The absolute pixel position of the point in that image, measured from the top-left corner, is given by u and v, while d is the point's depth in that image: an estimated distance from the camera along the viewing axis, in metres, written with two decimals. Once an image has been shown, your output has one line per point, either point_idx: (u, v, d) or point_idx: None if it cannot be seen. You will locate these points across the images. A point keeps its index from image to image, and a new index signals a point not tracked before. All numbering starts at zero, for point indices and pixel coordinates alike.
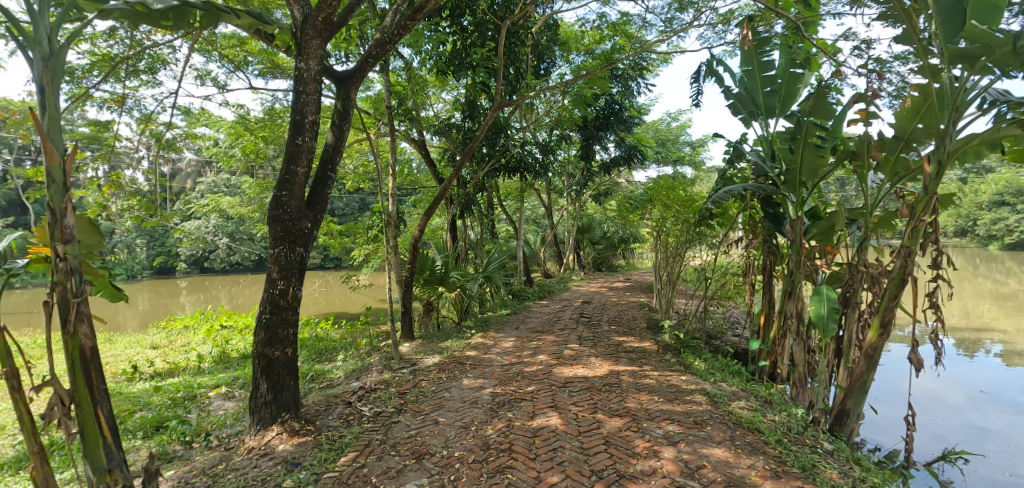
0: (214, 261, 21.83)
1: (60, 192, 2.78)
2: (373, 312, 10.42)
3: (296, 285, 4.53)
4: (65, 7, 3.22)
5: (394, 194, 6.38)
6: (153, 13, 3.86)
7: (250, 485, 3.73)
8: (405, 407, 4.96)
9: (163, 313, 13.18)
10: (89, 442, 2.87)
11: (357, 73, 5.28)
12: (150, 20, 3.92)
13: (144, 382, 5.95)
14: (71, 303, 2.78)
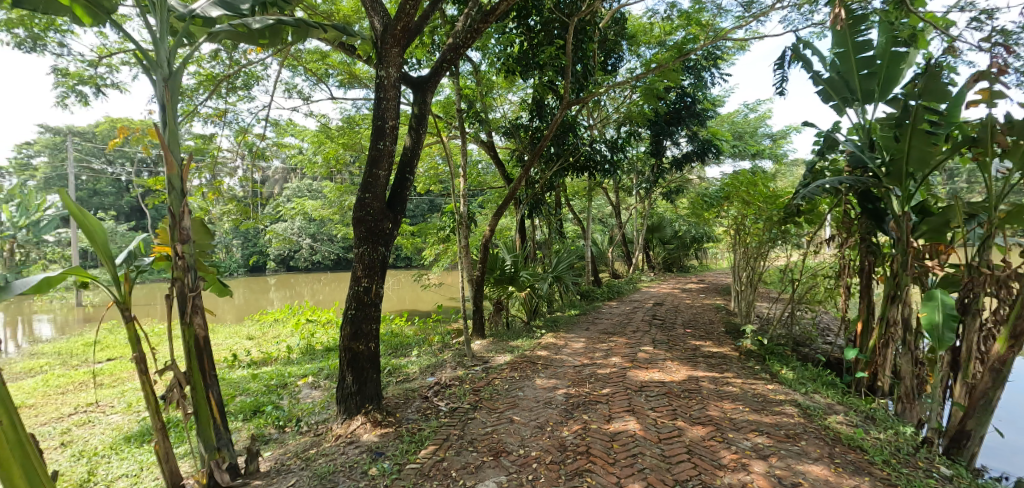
0: (296, 260, 23.31)
1: (178, 199, 3.28)
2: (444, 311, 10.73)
3: (379, 282, 4.81)
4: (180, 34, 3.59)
5: (465, 195, 6.54)
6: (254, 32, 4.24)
7: (339, 471, 3.96)
8: (480, 404, 5.10)
9: (255, 307, 14.28)
10: (202, 420, 3.49)
11: (433, 78, 5.48)
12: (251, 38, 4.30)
13: (242, 369, 6.47)
14: (189, 298, 3.31)
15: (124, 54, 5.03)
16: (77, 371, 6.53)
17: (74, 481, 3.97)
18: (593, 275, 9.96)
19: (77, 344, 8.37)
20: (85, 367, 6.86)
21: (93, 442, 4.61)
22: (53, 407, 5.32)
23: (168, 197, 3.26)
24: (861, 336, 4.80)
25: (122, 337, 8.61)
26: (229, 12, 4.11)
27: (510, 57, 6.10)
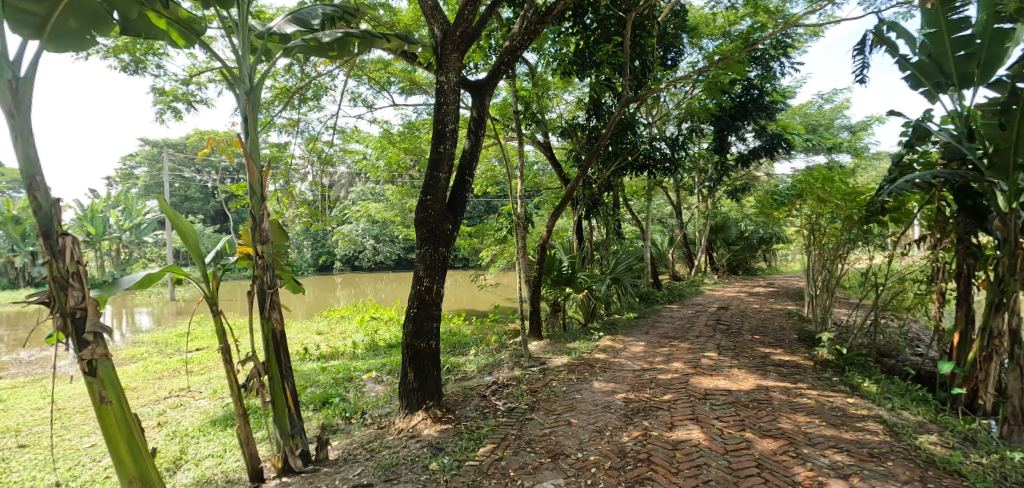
0: (361, 260, 24.34)
1: (259, 202, 3.59)
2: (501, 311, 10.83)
3: (439, 281, 4.97)
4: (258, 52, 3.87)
5: (522, 196, 6.58)
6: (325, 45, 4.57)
7: (401, 463, 4.08)
8: (537, 405, 5.12)
9: (323, 304, 15.07)
10: (279, 408, 3.76)
11: (491, 80, 5.56)
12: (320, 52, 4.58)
13: (312, 362, 6.86)
14: (268, 294, 3.61)
15: (210, 71, 5.47)
16: (171, 359, 7.19)
17: (167, 459, 4.40)
18: (653, 277, 9.71)
19: (170, 334, 9.20)
20: (178, 355, 7.54)
21: (184, 424, 5.07)
22: (151, 390, 5.89)
23: (250, 202, 3.58)
24: (959, 348, 4.40)
25: (208, 329, 9.38)
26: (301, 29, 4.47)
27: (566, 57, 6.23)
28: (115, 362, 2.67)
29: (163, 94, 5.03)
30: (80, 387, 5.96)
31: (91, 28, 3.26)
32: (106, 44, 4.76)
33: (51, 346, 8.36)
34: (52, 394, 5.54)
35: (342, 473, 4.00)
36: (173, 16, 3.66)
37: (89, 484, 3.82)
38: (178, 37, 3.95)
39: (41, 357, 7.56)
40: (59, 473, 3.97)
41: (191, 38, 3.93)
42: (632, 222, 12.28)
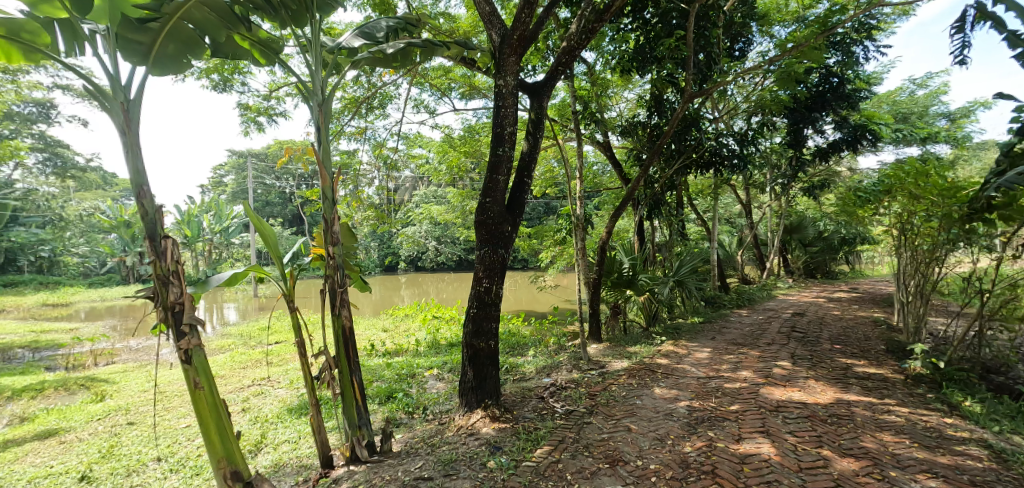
0: (425, 261, 25.24)
1: (330, 206, 3.82)
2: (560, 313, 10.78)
3: (499, 283, 5.03)
4: (330, 68, 4.14)
5: (581, 197, 6.51)
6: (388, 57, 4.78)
7: (461, 459, 4.19)
8: (596, 409, 5.04)
9: (389, 303, 15.76)
10: (347, 400, 4.00)
11: (549, 81, 5.55)
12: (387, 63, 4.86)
13: (378, 357, 7.21)
14: (338, 292, 3.83)
15: (288, 86, 5.92)
16: (253, 351, 7.84)
17: (250, 442, 4.82)
18: (720, 280, 9.24)
19: (254, 328, 10.03)
20: (260, 348, 8.20)
21: (264, 411, 5.52)
22: (237, 379, 6.46)
23: (322, 205, 3.82)
24: None
25: (286, 324, 10.12)
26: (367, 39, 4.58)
27: (626, 54, 6.12)
28: (207, 352, 2.95)
29: (248, 109, 5.51)
30: (178, 374, 6.65)
31: (188, 53, 3.71)
32: (200, 66, 5.29)
33: (157, 336, 9.38)
34: (156, 379, 6.23)
35: (404, 465, 4.15)
36: (254, 38, 3.95)
37: (184, 461, 4.27)
38: (259, 56, 4.28)
39: (146, 346, 8.52)
40: (159, 450, 4.47)
41: (270, 57, 4.25)
42: (697, 223, 11.73)
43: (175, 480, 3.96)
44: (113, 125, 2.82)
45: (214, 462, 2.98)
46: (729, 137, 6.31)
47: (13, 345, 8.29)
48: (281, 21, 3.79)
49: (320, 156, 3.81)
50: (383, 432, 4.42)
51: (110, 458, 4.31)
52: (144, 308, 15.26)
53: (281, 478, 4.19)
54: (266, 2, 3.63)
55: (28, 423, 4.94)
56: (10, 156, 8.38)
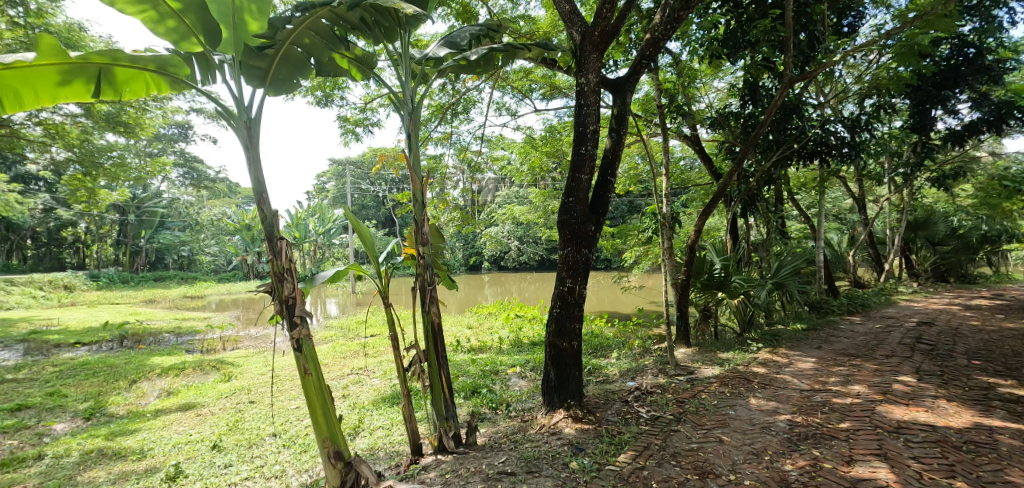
0: (507, 260, 25.92)
1: (420, 209, 4.01)
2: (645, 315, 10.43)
3: (582, 283, 5.00)
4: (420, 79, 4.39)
5: (668, 194, 6.24)
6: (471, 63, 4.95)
7: (542, 458, 4.10)
8: (683, 416, 4.77)
9: (473, 301, 16.37)
10: (436, 393, 4.16)
11: (633, 76, 5.35)
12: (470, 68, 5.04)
13: (463, 353, 7.51)
14: (428, 291, 4.00)
15: (381, 98, 6.35)
16: (351, 343, 8.56)
17: (349, 426, 5.25)
18: (827, 283, 8.35)
19: (353, 322, 10.94)
20: (357, 340, 8.93)
21: (361, 398, 6.00)
22: (339, 368, 7.09)
23: (414, 208, 4.03)
24: None
25: (381, 319, 10.92)
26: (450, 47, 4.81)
27: (715, 39, 5.73)
28: (315, 342, 3.28)
29: (346, 121, 6.01)
30: (290, 360, 7.45)
31: (297, 75, 4.12)
32: (306, 85, 5.88)
33: (274, 326, 10.60)
34: (272, 364, 7.05)
35: (488, 459, 4.16)
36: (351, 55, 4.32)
37: (295, 438, 4.78)
38: (354, 70, 4.65)
39: (265, 335, 9.65)
40: (274, 427, 5.05)
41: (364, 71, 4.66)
42: (800, 220, 10.70)
43: (286, 454, 4.45)
44: (238, 139, 3.11)
45: (319, 441, 3.33)
46: (838, 124, 5.68)
47: (164, 330, 9.84)
48: (376, 39, 3.98)
49: (411, 163, 4.02)
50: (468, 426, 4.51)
51: (235, 431, 4.95)
52: (264, 300, 17.21)
53: (374, 462, 4.51)
54: (360, 21, 3.84)
55: (175, 397, 5.83)
56: (159, 171, 9.95)
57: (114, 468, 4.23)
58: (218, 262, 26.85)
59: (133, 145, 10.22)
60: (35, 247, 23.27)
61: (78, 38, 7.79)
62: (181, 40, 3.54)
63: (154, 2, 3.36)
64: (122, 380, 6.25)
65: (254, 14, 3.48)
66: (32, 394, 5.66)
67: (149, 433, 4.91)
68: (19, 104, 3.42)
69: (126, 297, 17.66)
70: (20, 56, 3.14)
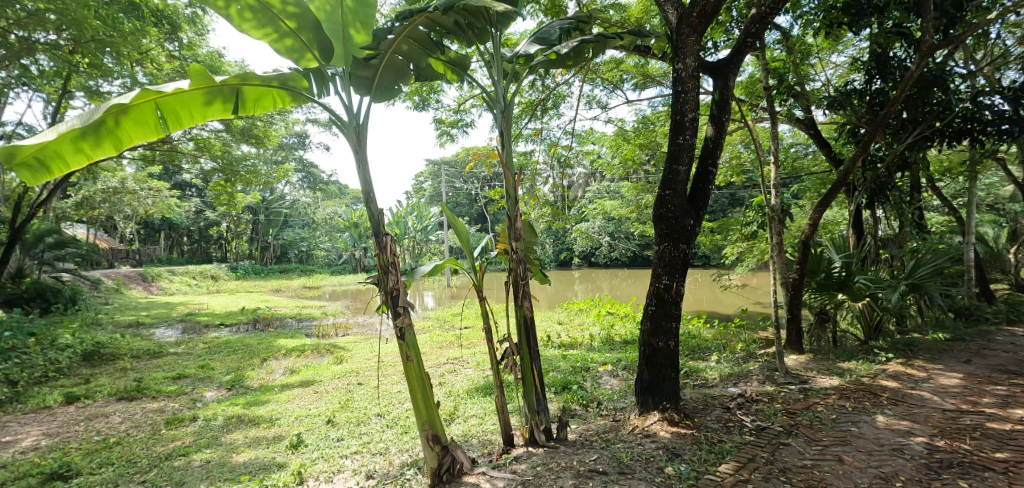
0: (599, 256, 25.79)
1: (513, 205, 3.93)
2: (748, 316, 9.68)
3: (680, 280, 4.61)
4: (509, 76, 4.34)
5: (778, 185, 5.67)
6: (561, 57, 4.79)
7: (636, 460, 3.88)
8: (796, 429, 4.27)
9: (563, 296, 16.48)
10: (528, 387, 4.08)
11: (734, 59, 4.88)
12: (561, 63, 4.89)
13: (554, 348, 7.54)
14: (520, 285, 3.94)
15: (473, 98, 6.57)
16: (447, 333, 9.05)
17: (446, 413, 5.50)
18: (979, 285, 7.04)
19: (448, 314, 11.58)
20: (453, 331, 9.43)
21: (456, 387, 6.29)
22: (436, 357, 7.52)
23: (506, 203, 3.98)
24: None
25: (474, 311, 11.43)
26: (541, 45, 4.55)
27: (834, 6, 4.93)
28: (416, 331, 3.48)
29: (442, 123, 6.33)
30: (393, 347, 8.08)
31: (398, 82, 4.20)
32: (404, 92, 6.29)
33: (380, 315, 11.56)
34: (377, 350, 7.72)
35: (579, 456, 3.99)
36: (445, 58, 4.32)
37: (397, 419, 5.16)
38: (449, 72, 4.70)
39: (371, 323, 10.56)
40: (379, 407, 5.51)
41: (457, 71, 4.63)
42: (941, 212, 9.21)
43: (390, 433, 4.82)
44: (348, 145, 3.29)
45: (420, 425, 3.57)
46: (995, 95, 4.80)
47: (287, 315, 11.26)
48: (468, 41, 4.00)
49: (504, 158, 3.96)
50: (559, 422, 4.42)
51: (346, 409, 5.47)
52: (370, 292, 18.80)
53: (469, 448, 4.61)
54: (454, 24, 3.86)
55: (298, 375, 6.60)
56: (283, 176, 11.36)
57: (250, 433, 4.91)
58: (331, 257, 29.87)
59: (263, 154, 11.79)
60: (191, 243, 27.33)
61: (218, 65, 9.19)
62: (298, 57, 3.86)
63: (275, 23, 3.70)
64: (256, 358, 7.23)
65: (359, 26, 3.83)
66: (188, 366, 6.77)
67: (277, 405, 5.62)
68: (178, 123, 3.72)
69: (258, 287, 20.31)
70: (177, 84, 3.35)
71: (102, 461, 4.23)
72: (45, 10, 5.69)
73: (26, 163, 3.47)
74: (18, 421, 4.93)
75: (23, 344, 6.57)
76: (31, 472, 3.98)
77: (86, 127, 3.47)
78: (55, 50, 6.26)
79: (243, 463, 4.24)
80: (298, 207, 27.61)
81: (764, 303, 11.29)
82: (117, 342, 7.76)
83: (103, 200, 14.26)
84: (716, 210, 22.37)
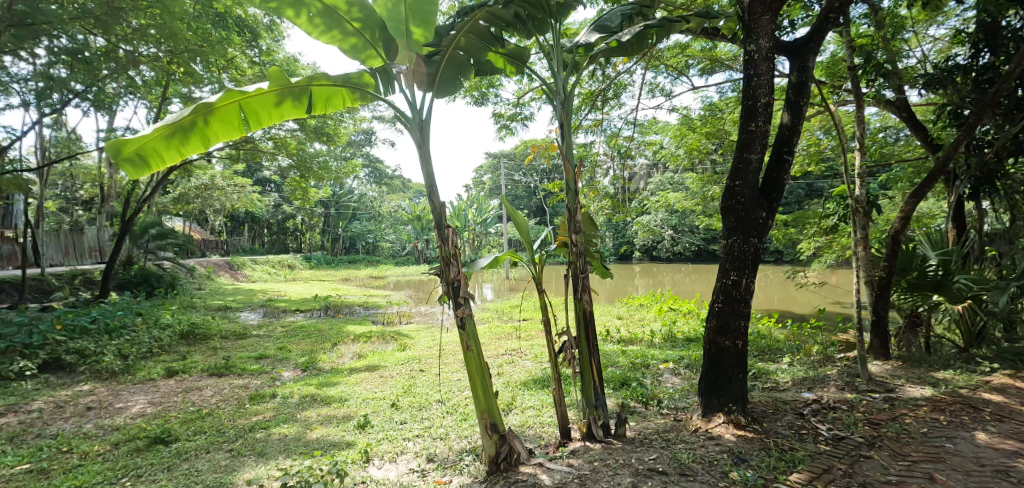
0: (661, 250, 25.20)
1: (573, 197, 3.69)
2: (826, 317, 9.01)
3: (750, 276, 4.13)
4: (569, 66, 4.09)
5: (864, 174, 5.11)
6: (623, 45, 4.55)
7: (698, 462, 3.59)
8: (878, 441, 3.82)
9: (623, 291, 16.24)
10: (586, 381, 3.88)
11: (814, 37, 4.34)
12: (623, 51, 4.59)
13: (612, 344, 7.43)
14: (580, 278, 3.71)
15: (532, 92, 6.57)
16: (506, 325, 9.23)
17: (504, 403, 5.51)
18: None
19: (507, 305, 11.79)
20: (511, 322, 9.59)
21: (514, 378, 6.37)
22: (495, 347, 7.67)
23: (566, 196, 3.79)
24: None
25: (532, 304, 11.55)
26: (602, 33, 4.21)
27: None
28: (476, 321, 3.42)
29: (501, 117, 6.38)
30: (453, 337, 8.37)
31: (458, 77, 4.01)
32: (465, 87, 6.44)
33: (441, 304, 11.96)
34: (438, 339, 8.02)
35: (638, 453, 3.76)
36: (503, 51, 4.16)
37: (456, 407, 5.31)
38: (510, 67, 4.52)
39: (433, 312, 10.99)
40: (440, 394, 5.70)
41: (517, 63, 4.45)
42: None
43: (450, 420, 4.98)
44: (412, 140, 3.26)
45: (478, 413, 3.54)
46: None
47: (356, 303, 11.94)
48: (528, 33, 3.95)
49: (563, 151, 3.73)
50: (618, 419, 4.18)
51: (409, 394, 5.71)
52: (430, 282, 19.55)
53: (525, 438, 4.56)
54: (515, 18, 3.79)
55: (365, 359, 6.99)
56: (351, 172, 12.05)
57: (322, 411, 5.28)
58: (394, 248, 31.34)
59: (334, 151, 12.54)
60: (271, 235, 29.24)
61: (293, 69, 9.96)
62: (362, 55, 3.98)
63: (342, 25, 3.78)
64: (328, 342, 7.75)
65: (419, 23, 3.88)
66: (268, 347, 7.39)
67: (346, 387, 5.99)
68: (258, 122, 3.93)
69: (330, 276, 21.74)
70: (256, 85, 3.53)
71: (196, 429, 4.72)
72: (147, 26, 6.40)
73: (130, 158, 3.82)
74: (128, 390, 5.63)
75: (132, 322, 7.51)
76: (138, 435, 4.53)
77: (180, 126, 3.76)
78: (156, 62, 7.00)
79: (315, 439, 4.55)
80: (365, 200, 29.28)
81: (843, 302, 10.50)
82: (209, 324, 8.61)
83: (197, 196, 15.96)
84: (790, 202, 21.10)
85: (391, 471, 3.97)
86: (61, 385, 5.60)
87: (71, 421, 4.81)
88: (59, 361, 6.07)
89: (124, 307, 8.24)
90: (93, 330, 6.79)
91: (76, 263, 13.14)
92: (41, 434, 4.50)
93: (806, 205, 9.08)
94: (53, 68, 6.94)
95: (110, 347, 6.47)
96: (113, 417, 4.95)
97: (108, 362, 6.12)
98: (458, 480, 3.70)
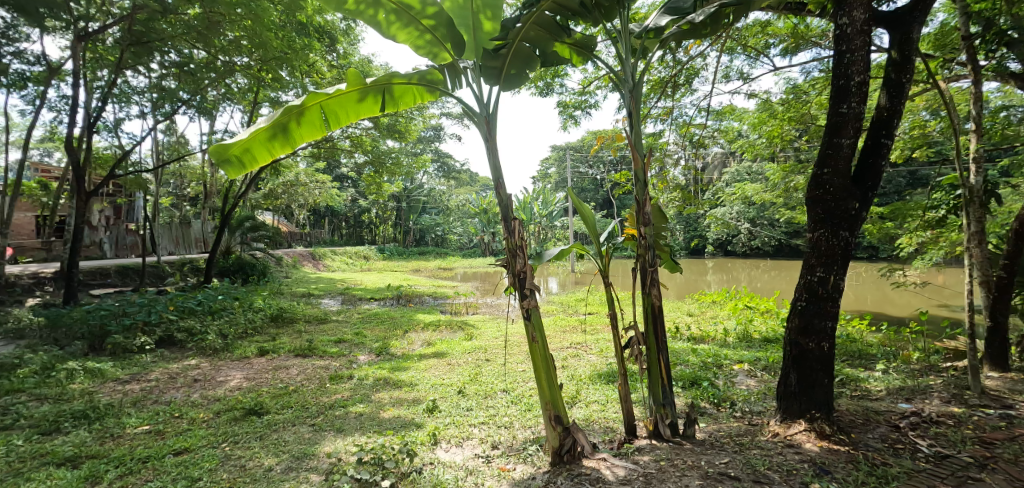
0: (738, 243, 23.89)
1: (642, 187, 3.54)
2: (930, 322, 8.08)
3: (839, 273, 3.76)
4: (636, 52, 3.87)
5: (982, 158, 4.44)
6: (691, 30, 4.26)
7: (773, 471, 3.36)
8: (992, 463, 3.36)
9: (694, 286, 15.58)
10: (653, 380, 3.71)
11: (920, 4, 3.80)
12: (694, 35, 4.26)
13: (681, 341, 7.17)
14: (649, 272, 3.53)
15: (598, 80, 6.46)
16: (570, 318, 9.22)
17: (568, 395, 5.44)
18: None
19: (572, 299, 11.69)
20: (575, 316, 9.52)
21: (578, 371, 6.29)
22: (560, 341, 7.68)
23: (634, 187, 3.60)
24: None
25: (597, 298, 11.36)
26: (676, 16, 3.94)
27: None
28: (541, 312, 3.38)
29: (565, 107, 6.32)
30: (515, 329, 8.48)
31: (526, 70, 4.04)
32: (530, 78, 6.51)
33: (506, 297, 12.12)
34: (502, 330, 8.18)
35: (708, 456, 3.60)
36: (571, 41, 4.00)
37: (521, 397, 5.38)
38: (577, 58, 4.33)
39: (498, 304, 11.18)
40: (505, 384, 5.79)
41: (587, 55, 4.23)
42: None
43: (514, 409, 5.04)
44: (479, 135, 3.30)
45: (543, 404, 3.50)
46: None
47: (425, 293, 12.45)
48: (595, 22, 3.81)
49: (631, 139, 3.56)
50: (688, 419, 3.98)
51: (475, 382, 5.87)
52: (496, 274, 19.78)
53: (590, 432, 4.51)
54: (581, 6, 3.69)
55: (434, 347, 7.29)
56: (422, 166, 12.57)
57: (393, 394, 5.57)
58: (463, 240, 32.21)
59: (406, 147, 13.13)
60: (349, 227, 30.71)
61: (368, 69, 10.50)
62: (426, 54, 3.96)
63: (413, 21, 3.71)
64: (399, 329, 8.18)
65: (489, 16, 3.63)
66: (346, 332, 7.95)
67: (416, 372, 6.27)
68: (339, 122, 4.16)
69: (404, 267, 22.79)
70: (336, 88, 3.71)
71: (283, 404, 5.18)
72: (240, 38, 7.08)
73: (230, 161, 4.16)
74: (228, 366, 6.30)
75: (231, 305, 8.42)
76: (235, 406, 5.06)
77: (274, 130, 4.07)
78: (249, 69, 7.68)
79: (388, 419, 4.82)
80: (434, 194, 30.93)
81: (950, 305, 9.35)
82: (295, 309, 9.42)
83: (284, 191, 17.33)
84: (888, 192, 19.02)
85: (457, 455, 4.11)
86: (174, 359, 6.40)
87: (181, 390, 5.48)
88: (172, 337, 6.96)
89: (224, 292, 9.22)
90: (198, 311, 7.72)
91: (185, 252, 14.79)
92: (157, 400, 5.17)
93: (907, 195, 8.15)
94: (165, 79, 7.89)
95: (213, 327, 7.32)
96: (214, 389, 5.58)
97: (211, 340, 6.89)
98: (521, 468, 3.77)
